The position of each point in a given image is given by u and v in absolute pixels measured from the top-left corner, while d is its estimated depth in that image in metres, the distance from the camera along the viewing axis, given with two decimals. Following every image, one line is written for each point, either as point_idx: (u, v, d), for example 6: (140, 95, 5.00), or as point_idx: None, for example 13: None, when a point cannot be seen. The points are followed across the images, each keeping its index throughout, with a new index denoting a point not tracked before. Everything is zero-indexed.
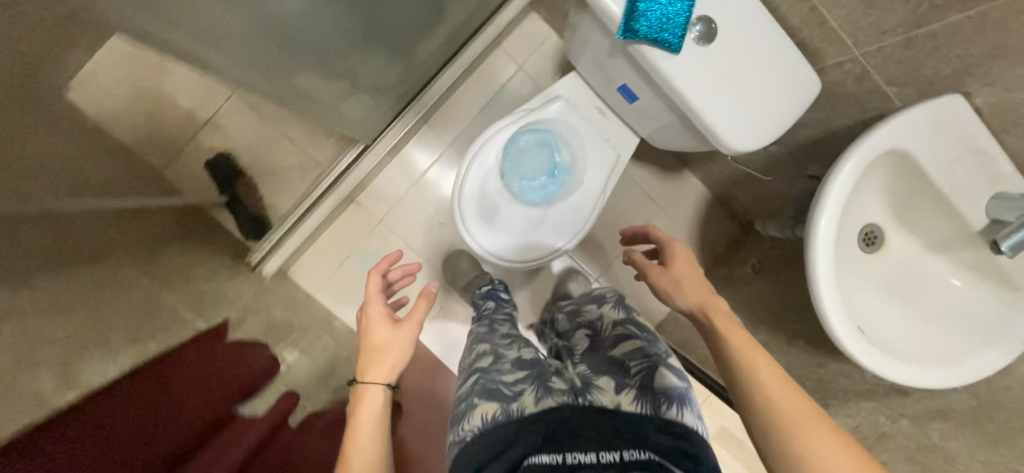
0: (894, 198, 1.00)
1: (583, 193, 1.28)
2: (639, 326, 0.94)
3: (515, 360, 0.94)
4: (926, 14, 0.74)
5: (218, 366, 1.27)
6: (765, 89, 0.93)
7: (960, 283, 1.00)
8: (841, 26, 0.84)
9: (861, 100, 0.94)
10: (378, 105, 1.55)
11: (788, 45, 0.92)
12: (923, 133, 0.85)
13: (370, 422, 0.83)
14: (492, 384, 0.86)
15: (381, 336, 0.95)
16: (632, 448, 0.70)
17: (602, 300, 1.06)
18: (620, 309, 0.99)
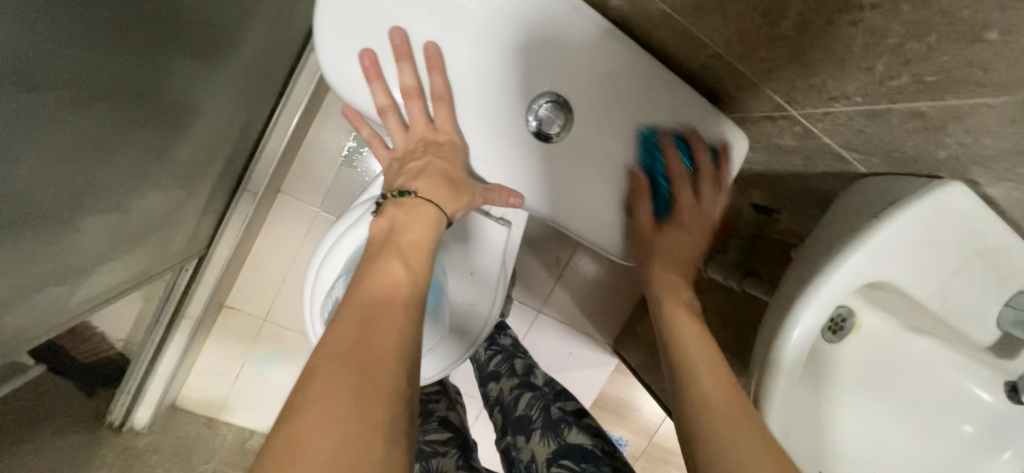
0: (879, 295, 0.66)
1: (471, 283, 0.97)
2: (576, 464, 0.90)
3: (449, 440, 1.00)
4: (909, 88, 0.45)
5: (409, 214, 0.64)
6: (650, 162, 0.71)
7: (991, 398, 0.66)
8: (768, 82, 0.57)
9: (805, 154, 0.68)
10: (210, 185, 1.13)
11: (670, 101, 0.69)
12: (905, 235, 0.55)
13: (341, 398, 0.44)
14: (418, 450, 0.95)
15: (409, 232, 0.63)
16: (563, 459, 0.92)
17: (536, 429, 1.00)
18: (553, 442, 0.96)
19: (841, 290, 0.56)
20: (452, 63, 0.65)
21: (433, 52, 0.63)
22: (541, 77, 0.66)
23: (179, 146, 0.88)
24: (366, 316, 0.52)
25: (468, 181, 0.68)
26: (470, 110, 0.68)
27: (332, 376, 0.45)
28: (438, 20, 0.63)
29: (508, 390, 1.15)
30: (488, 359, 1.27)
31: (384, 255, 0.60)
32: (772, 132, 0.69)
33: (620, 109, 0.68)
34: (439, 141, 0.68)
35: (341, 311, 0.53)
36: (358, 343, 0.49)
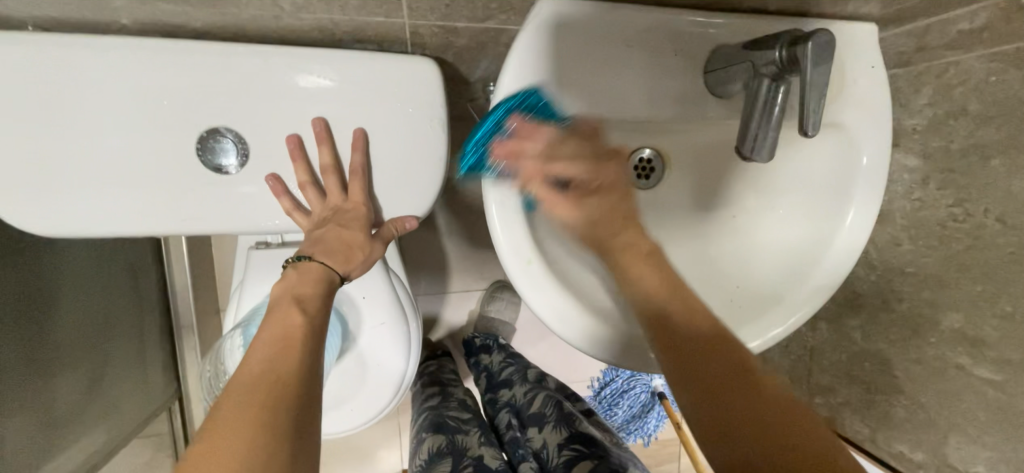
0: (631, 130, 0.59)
1: (370, 306, 1.00)
2: (587, 447, 0.81)
3: (460, 406, 1.00)
4: None
5: (311, 273, 0.60)
6: (345, 121, 0.61)
7: (790, 160, 0.62)
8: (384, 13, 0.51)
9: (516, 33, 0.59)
10: (147, 344, 1.17)
11: (328, 55, 0.59)
12: (540, 60, 0.49)
13: (244, 411, 0.43)
14: (438, 419, 0.94)
15: (302, 283, 0.59)
16: (565, 447, 0.82)
17: (550, 421, 0.90)
18: (566, 428, 0.86)
19: (515, 155, 0.50)
20: (111, 145, 0.57)
21: (115, 140, 0.57)
22: (200, 105, 0.57)
23: (53, 355, 0.92)
24: (269, 351, 0.50)
25: (363, 240, 0.62)
26: (160, 181, 0.59)
27: (245, 406, 0.44)
28: (65, 114, 0.55)
29: (520, 394, 1.03)
30: (500, 368, 1.16)
31: (283, 308, 0.56)
32: (478, 33, 0.61)
33: (271, 88, 0.58)
34: (345, 209, 0.62)
35: (250, 355, 0.50)
36: (260, 374, 0.47)
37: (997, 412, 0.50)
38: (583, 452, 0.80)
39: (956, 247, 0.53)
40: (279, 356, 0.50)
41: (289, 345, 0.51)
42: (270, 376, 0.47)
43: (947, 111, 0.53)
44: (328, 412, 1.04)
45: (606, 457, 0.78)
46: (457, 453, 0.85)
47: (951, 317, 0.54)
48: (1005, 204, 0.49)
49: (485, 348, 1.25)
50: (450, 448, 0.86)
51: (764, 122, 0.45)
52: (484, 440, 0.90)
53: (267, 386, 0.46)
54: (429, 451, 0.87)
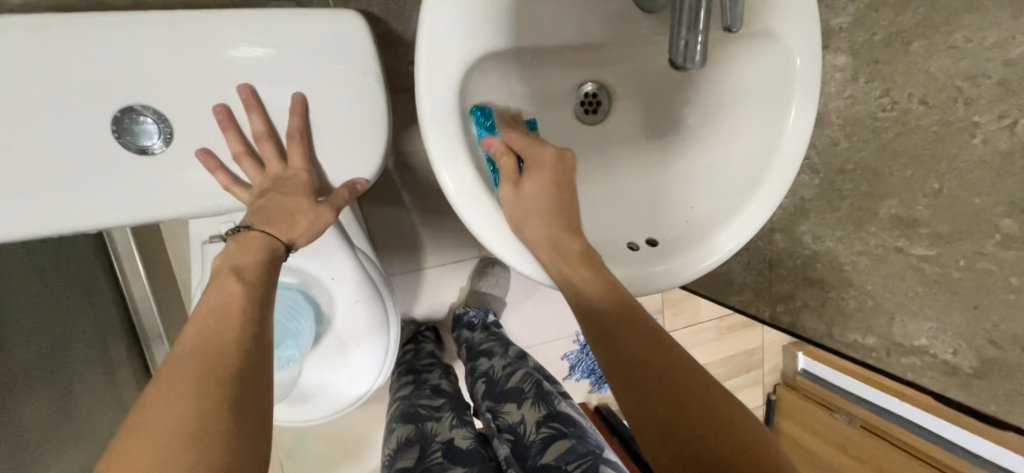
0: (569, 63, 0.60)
1: (339, 287, 0.99)
2: (565, 426, 0.83)
3: (433, 391, 1.00)
4: None
5: (254, 247, 0.56)
6: (275, 87, 0.58)
7: (727, 75, 0.63)
8: None
9: None
10: (113, 358, 1.13)
11: (244, 15, 0.56)
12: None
13: (170, 400, 0.41)
14: (409, 409, 0.94)
15: (243, 257, 0.55)
16: (544, 426, 0.85)
17: (528, 398, 0.91)
18: (544, 407, 0.88)
19: (450, 95, 0.49)
20: (11, 136, 0.52)
21: (13, 130, 0.52)
22: (109, 84, 0.53)
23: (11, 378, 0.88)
24: (198, 334, 0.47)
25: (308, 206, 0.59)
26: (79, 170, 0.55)
27: (170, 396, 0.41)
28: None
29: (499, 367, 1.03)
30: (481, 341, 1.16)
31: (220, 279, 0.52)
32: None
33: (186, 56, 0.54)
34: (287, 177, 0.59)
35: (181, 337, 0.47)
36: (195, 354, 0.45)
37: (935, 285, 0.54)
38: (561, 431, 0.83)
39: (887, 136, 0.55)
40: (212, 339, 0.47)
41: (226, 323, 0.48)
42: (204, 357, 0.45)
43: (869, 3, 0.54)
44: (312, 398, 1.04)
45: (583, 437, 0.81)
46: (429, 443, 0.86)
47: (889, 204, 0.57)
48: (926, 87, 0.50)
49: (470, 322, 1.26)
50: (419, 435, 0.87)
51: (692, 29, 0.46)
52: (456, 423, 0.90)
53: (201, 367, 0.44)
54: (400, 442, 0.86)
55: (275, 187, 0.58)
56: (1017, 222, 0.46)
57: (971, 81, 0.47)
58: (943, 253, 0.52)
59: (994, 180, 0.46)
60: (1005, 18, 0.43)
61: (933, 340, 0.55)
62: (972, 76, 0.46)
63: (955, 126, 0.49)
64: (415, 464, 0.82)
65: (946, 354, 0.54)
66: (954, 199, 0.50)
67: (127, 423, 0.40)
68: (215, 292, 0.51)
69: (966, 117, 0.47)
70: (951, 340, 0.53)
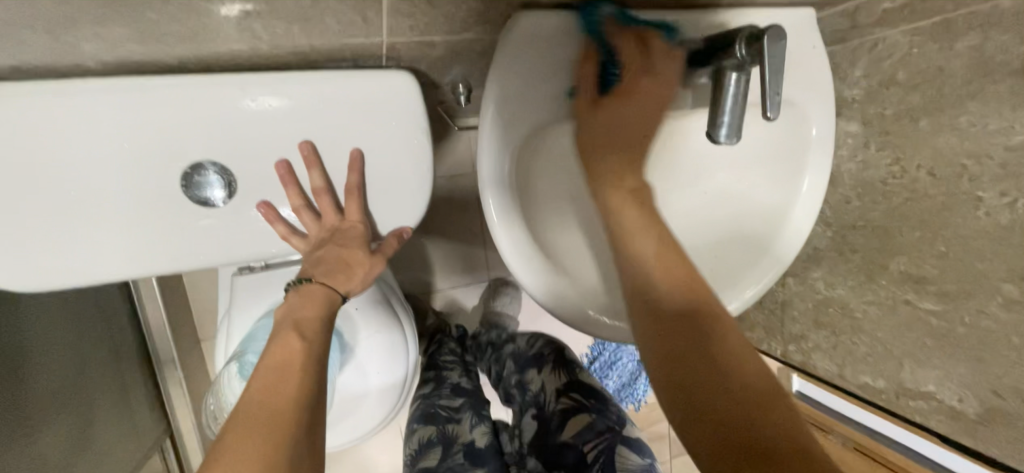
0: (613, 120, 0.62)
1: (364, 318, 1.00)
2: (586, 396, 0.84)
3: (451, 389, 1.03)
4: None
5: (314, 298, 0.62)
6: (330, 143, 0.61)
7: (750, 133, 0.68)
8: (362, 38, 0.52)
9: (490, 44, 0.61)
10: (128, 384, 1.13)
11: (304, 76, 0.58)
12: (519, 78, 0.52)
13: (242, 457, 0.43)
14: (429, 408, 0.97)
15: (303, 309, 0.60)
16: (564, 394, 0.85)
17: (550, 362, 0.94)
18: (564, 374, 0.90)
19: (506, 164, 0.53)
20: (83, 191, 0.55)
21: (87, 185, 0.55)
22: (179, 143, 0.56)
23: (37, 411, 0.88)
24: (262, 389, 0.49)
25: (363, 257, 0.64)
26: (149, 222, 0.58)
27: (244, 444, 0.44)
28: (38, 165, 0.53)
29: (520, 343, 1.05)
30: (496, 334, 1.17)
31: (283, 332, 0.57)
32: (456, 47, 0.62)
33: (250, 117, 0.58)
34: (344, 229, 0.63)
35: (246, 393, 0.50)
36: (267, 403, 0.48)
37: (941, 336, 0.59)
38: (581, 402, 0.83)
39: (897, 200, 0.61)
40: (281, 388, 0.50)
41: (289, 376, 0.52)
42: (271, 406, 0.48)
43: (879, 81, 0.60)
44: (334, 425, 1.06)
45: (604, 411, 0.82)
46: (450, 441, 0.89)
47: (898, 261, 0.62)
48: (933, 160, 0.56)
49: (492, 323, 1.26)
50: (441, 437, 0.90)
51: (733, 108, 0.50)
52: (475, 423, 0.93)
53: (271, 417, 0.47)
54: (422, 439, 0.91)
55: (333, 239, 0.63)
56: (1017, 288, 0.51)
57: (975, 160, 0.52)
58: (949, 309, 0.57)
59: (997, 249, 0.52)
60: (1004, 109, 0.49)
61: (939, 387, 0.60)
62: (975, 156, 0.52)
63: (960, 198, 0.54)
64: (438, 464, 0.85)
65: (953, 400, 0.59)
66: (960, 262, 0.55)
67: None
68: (275, 344, 0.55)
69: (970, 190, 0.53)
70: (957, 388, 0.58)
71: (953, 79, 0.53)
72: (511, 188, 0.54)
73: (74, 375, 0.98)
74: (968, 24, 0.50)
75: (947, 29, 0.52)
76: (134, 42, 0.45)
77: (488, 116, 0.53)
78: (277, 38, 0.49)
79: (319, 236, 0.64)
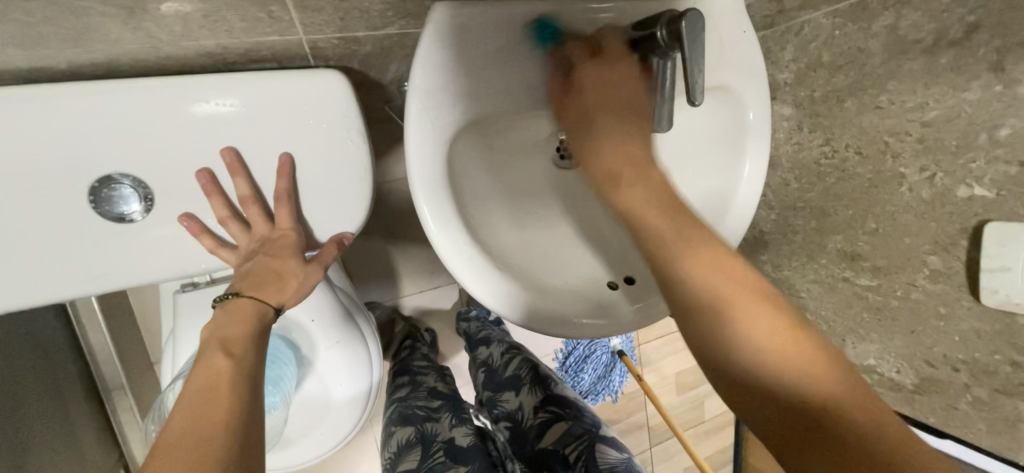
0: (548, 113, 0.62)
1: (319, 329, 0.97)
2: (562, 408, 0.85)
3: (428, 391, 1.00)
4: None
5: (244, 314, 0.58)
6: (255, 149, 0.58)
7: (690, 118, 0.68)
8: (276, 34, 0.49)
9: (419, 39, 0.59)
10: (74, 413, 1.07)
11: (218, 78, 0.55)
12: (446, 71, 0.50)
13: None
14: (406, 410, 0.93)
15: (231, 327, 0.56)
16: (541, 409, 0.86)
17: (526, 383, 0.93)
18: (540, 391, 0.90)
19: (438, 161, 0.51)
20: None
21: None
22: (85, 154, 0.52)
23: None
24: (188, 414, 0.45)
25: (297, 266, 0.61)
26: (59, 240, 0.54)
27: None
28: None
29: (496, 355, 1.04)
30: (477, 331, 1.15)
31: (208, 353, 0.52)
32: (385, 44, 0.60)
33: (163, 122, 0.54)
34: (275, 239, 0.60)
35: (168, 423, 0.45)
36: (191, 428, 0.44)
37: (878, 311, 0.60)
38: (559, 412, 0.85)
39: (830, 180, 0.62)
40: (207, 409, 0.46)
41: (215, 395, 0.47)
42: (191, 431, 0.43)
43: (808, 63, 0.61)
44: (295, 443, 1.01)
45: (581, 417, 0.83)
46: (429, 440, 0.85)
47: (835, 240, 0.63)
48: (860, 140, 0.57)
49: (467, 317, 1.24)
50: (420, 436, 0.86)
51: (659, 96, 0.49)
52: (455, 422, 0.89)
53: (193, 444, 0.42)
54: (401, 442, 0.87)
55: (264, 250, 0.60)
56: (940, 260, 0.52)
57: (896, 137, 0.54)
58: (883, 283, 0.59)
59: (921, 223, 0.53)
60: (919, 87, 0.50)
61: (879, 360, 0.62)
62: (896, 133, 0.53)
63: (886, 175, 0.55)
64: (417, 465, 0.81)
65: (892, 372, 0.61)
66: (889, 237, 0.57)
67: None
68: (199, 368, 0.50)
69: (894, 167, 0.54)
70: (896, 360, 0.60)
71: (871, 59, 0.54)
72: (444, 185, 0.52)
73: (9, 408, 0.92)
74: (882, 4, 0.52)
75: (864, 10, 0.53)
76: (17, 46, 0.41)
77: (415, 111, 0.50)
78: (179, 37, 0.46)
79: (250, 248, 0.60)
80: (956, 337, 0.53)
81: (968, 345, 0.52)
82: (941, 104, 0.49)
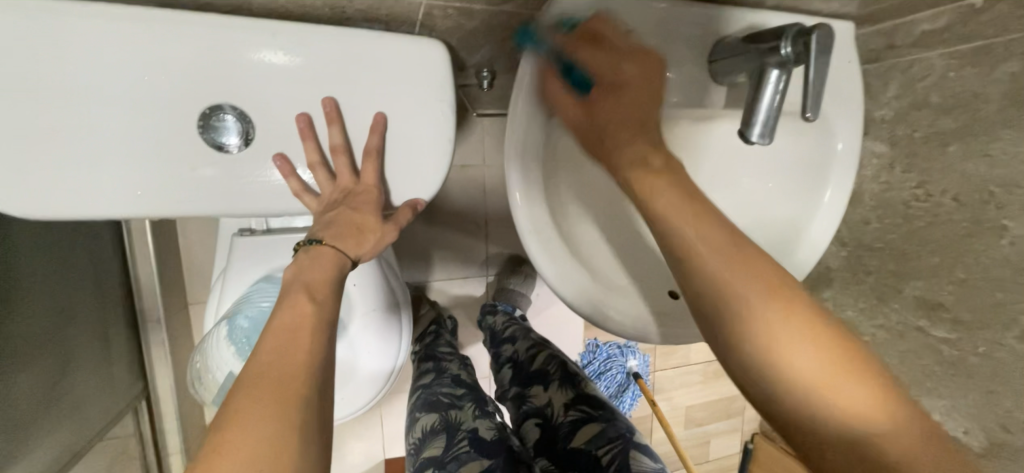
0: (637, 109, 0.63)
1: (361, 294, 0.98)
2: (592, 409, 0.85)
3: (452, 379, 1.00)
4: None
5: (323, 259, 0.58)
6: (353, 104, 0.60)
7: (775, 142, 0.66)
8: None
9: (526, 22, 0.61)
10: (110, 337, 1.10)
11: (333, 32, 0.57)
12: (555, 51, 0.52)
13: (254, 427, 0.39)
14: (431, 397, 0.95)
15: (311, 271, 0.56)
16: (570, 409, 0.86)
17: (554, 380, 0.93)
18: (570, 390, 0.89)
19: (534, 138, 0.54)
20: (97, 120, 0.53)
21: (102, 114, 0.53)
22: (201, 82, 0.55)
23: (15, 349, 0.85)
24: (275, 348, 0.46)
25: (376, 222, 0.62)
26: (161, 160, 0.56)
27: (251, 416, 0.39)
28: (56, 87, 0.51)
29: (524, 350, 1.04)
30: (504, 325, 1.15)
31: (292, 294, 0.52)
32: (492, 22, 0.62)
33: (277, 66, 0.56)
34: (359, 193, 0.61)
35: (253, 356, 0.46)
36: (279, 369, 0.44)
37: (951, 366, 0.58)
38: (588, 414, 0.84)
39: (918, 224, 0.60)
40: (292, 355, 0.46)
41: (299, 340, 0.47)
42: (278, 373, 0.43)
43: (911, 103, 0.60)
44: None
45: (612, 420, 0.83)
46: (455, 430, 0.86)
47: (913, 286, 0.61)
48: (961, 186, 0.56)
49: (493, 310, 1.23)
50: (445, 424, 0.88)
51: (770, 107, 0.49)
52: (479, 413, 0.89)
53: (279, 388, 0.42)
54: (426, 429, 0.89)
55: (347, 202, 0.61)
56: None
57: (1003, 188, 0.52)
58: (962, 338, 0.57)
59: (1016, 279, 0.51)
60: None
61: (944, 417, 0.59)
62: (1005, 184, 0.52)
63: (985, 226, 0.54)
64: (442, 453, 0.82)
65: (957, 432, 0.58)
66: (977, 290, 0.55)
67: (207, 447, 0.38)
68: (279, 310, 0.50)
69: (995, 218, 0.53)
70: (963, 420, 0.57)
71: (988, 105, 0.52)
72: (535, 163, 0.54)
73: (57, 320, 0.95)
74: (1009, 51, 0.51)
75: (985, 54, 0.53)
76: None
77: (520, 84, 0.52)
78: None
79: (330, 199, 0.62)
80: None
81: None
82: None
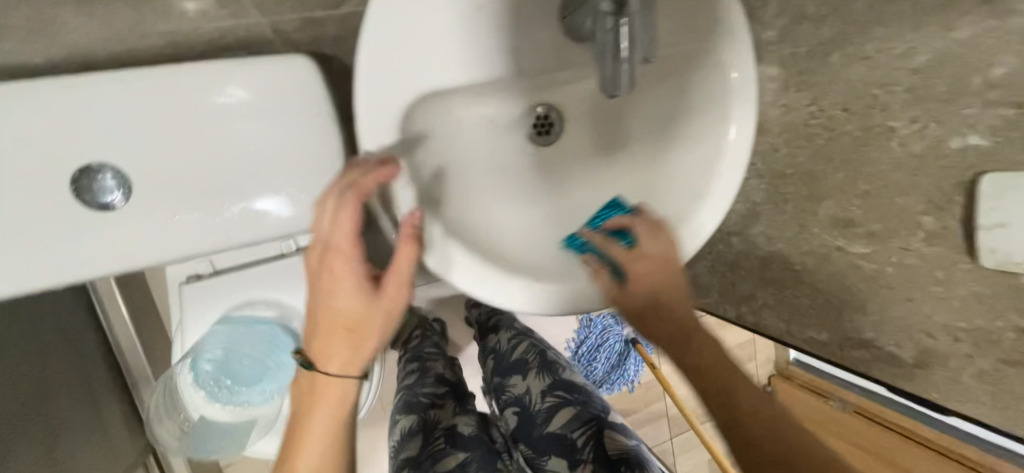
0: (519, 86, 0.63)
1: None
2: (569, 393, 0.87)
3: (435, 378, 0.99)
4: None
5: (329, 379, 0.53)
6: (231, 137, 0.59)
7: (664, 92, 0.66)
8: None
9: None
10: (101, 398, 1.14)
11: (194, 68, 0.57)
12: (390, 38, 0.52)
13: None
14: (410, 397, 0.93)
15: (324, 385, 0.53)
16: (549, 395, 0.87)
17: (533, 368, 0.93)
18: (548, 376, 0.90)
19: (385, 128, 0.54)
20: None
21: None
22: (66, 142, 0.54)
23: None
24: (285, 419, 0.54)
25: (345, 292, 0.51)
26: (46, 227, 0.56)
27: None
28: None
29: (505, 341, 1.02)
30: (487, 317, 1.14)
31: None
32: None
33: (143, 113, 0.56)
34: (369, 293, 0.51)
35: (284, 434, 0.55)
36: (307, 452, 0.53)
37: (872, 281, 0.56)
38: (566, 398, 0.86)
39: (819, 142, 0.58)
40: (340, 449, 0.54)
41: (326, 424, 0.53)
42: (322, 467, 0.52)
43: (791, 18, 0.57)
44: None
45: (588, 403, 0.85)
46: (432, 429, 0.87)
47: (826, 206, 0.59)
48: (847, 95, 0.53)
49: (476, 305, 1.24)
50: (422, 424, 0.87)
51: (616, 58, 0.48)
52: (458, 411, 0.93)
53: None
54: (403, 430, 0.86)
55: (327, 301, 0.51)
56: (936, 220, 0.48)
57: (883, 89, 0.49)
58: (877, 250, 0.55)
59: (912, 180, 0.49)
60: (905, 30, 0.46)
61: (877, 334, 0.57)
62: (884, 84, 0.49)
63: (874, 130, 0.51)
64: (417, 453, 0.82)
65: (890, 346, 0.56)
66: (882, 199, 0.52)
67: None
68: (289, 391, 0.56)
69: (881, 121, 0.50)
70: (893, 333, 0.55)
71: (854, 5, 0.50)
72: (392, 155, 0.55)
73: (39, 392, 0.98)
74: None
75: None
76: None
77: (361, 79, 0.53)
78: None
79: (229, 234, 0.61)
80: (955, 304, 0.49)
81: (967, 313, 0.48)
82: (928, 47, 0.45)
